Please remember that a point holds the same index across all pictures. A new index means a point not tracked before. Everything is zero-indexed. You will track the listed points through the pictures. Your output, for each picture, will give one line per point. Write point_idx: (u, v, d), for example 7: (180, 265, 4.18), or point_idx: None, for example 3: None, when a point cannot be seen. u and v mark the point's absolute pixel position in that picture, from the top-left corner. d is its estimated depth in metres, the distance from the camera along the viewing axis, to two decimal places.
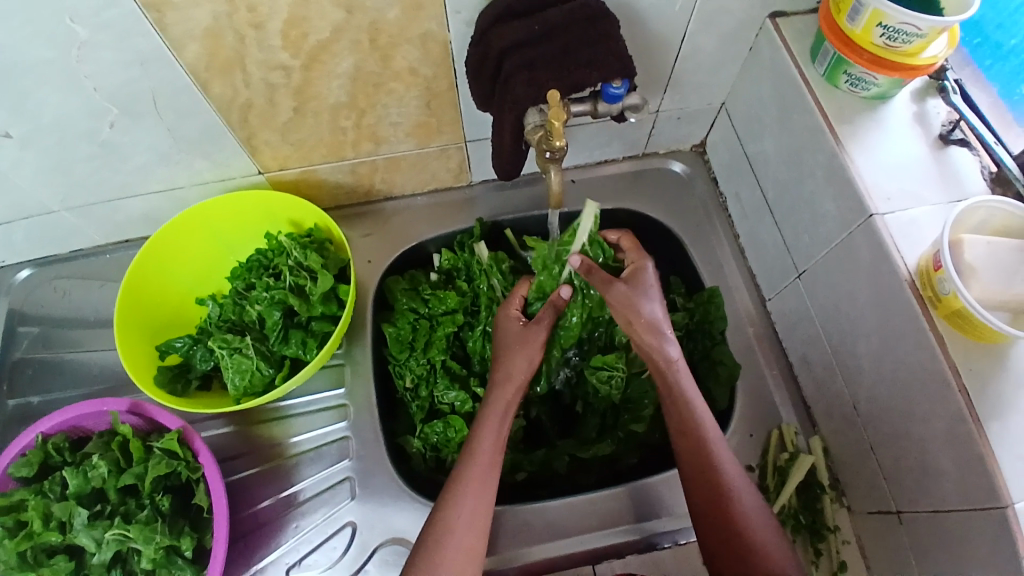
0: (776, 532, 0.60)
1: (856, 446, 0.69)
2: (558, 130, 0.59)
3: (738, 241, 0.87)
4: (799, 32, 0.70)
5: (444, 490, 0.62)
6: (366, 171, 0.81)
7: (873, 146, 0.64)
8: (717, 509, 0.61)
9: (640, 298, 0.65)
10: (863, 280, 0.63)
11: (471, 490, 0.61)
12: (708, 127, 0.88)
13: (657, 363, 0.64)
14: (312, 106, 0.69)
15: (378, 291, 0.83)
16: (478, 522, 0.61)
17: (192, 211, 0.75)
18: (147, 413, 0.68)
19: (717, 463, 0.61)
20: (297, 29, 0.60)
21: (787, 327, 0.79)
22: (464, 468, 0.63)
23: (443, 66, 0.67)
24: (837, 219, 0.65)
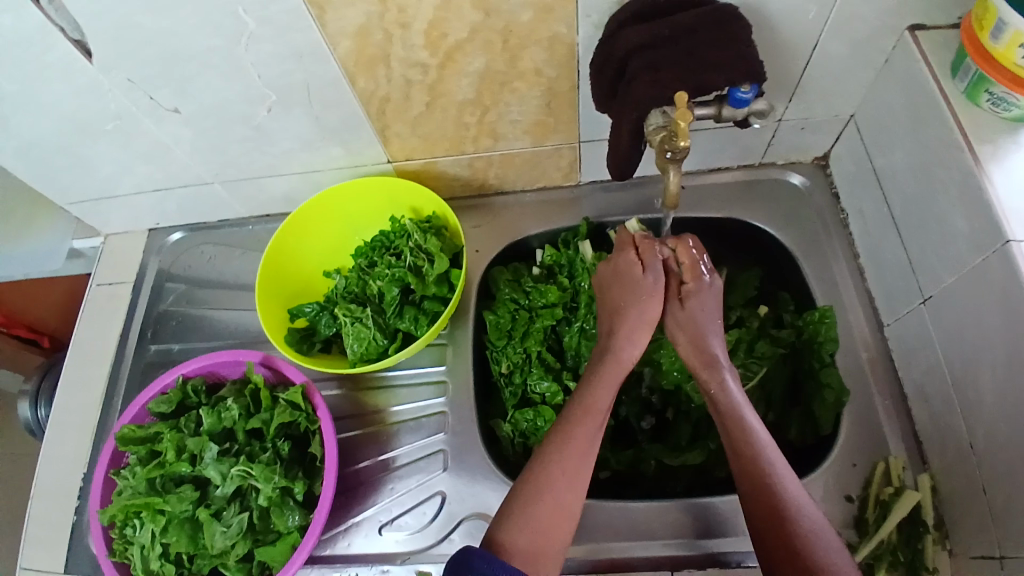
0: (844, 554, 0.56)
1: (970, 486, 0.65)
2: (683, 130, 0.59)
3: (856, 259, 0.83)
4: (937, 46, 0.67)
5: (505, 507, 0.60)
6: (482, 165, 0.85)
7: (1013, 167, 0.60)
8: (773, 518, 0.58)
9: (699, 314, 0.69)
10: (993, 309, 0.59)
11: (579, 433, 0.63)
12: (832, 140, 0.85)
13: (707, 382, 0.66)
14: (441, 101, 0.74)
15: (482, 281, 0.88)
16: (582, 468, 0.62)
17: (328, 192, 0.83)
18: (276, 366, 0.76)
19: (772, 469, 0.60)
20: (437, 30, 0.65)
21: (904, 354, 0.74)
22: (579, 412, 0.64)
23: (567, 68, 0.70)
24: (969, 240, 0.61)
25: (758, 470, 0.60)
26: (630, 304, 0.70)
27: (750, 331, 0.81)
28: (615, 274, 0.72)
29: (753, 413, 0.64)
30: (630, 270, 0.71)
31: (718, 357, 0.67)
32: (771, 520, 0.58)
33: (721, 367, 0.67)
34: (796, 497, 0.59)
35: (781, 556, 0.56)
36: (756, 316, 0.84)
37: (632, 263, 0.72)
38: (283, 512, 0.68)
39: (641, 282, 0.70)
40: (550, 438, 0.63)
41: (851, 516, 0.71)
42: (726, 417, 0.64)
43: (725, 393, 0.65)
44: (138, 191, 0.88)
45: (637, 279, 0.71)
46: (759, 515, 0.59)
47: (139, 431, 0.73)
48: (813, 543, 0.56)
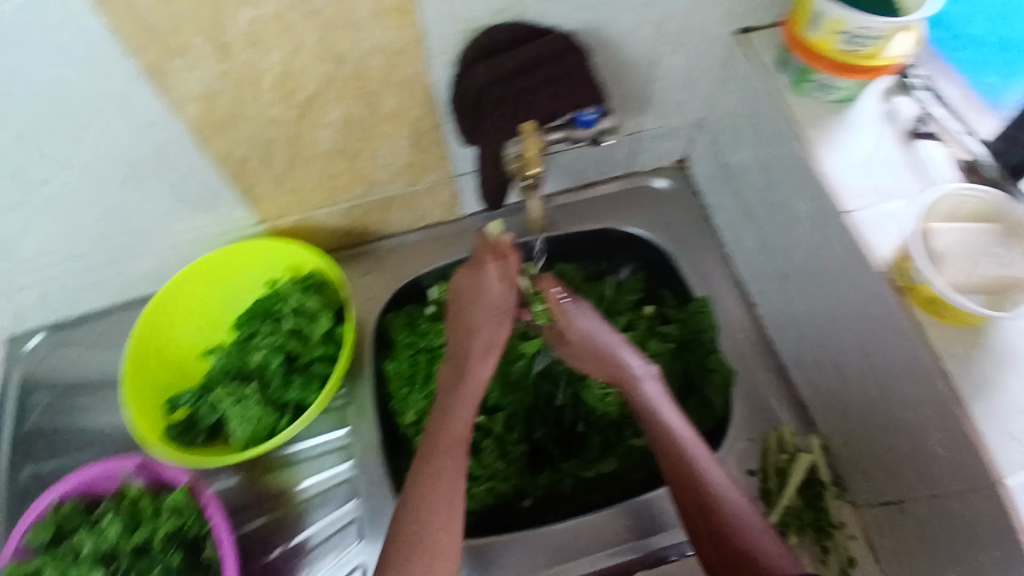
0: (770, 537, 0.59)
1: (852, 438, 0.72)
2: (532, 158, 0.65)
3: (723, 250, 0.90)
4: (765, 46, 0.73)
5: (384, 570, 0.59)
6: (360, 212, 0.84)
7: (844, 146, 0.66)
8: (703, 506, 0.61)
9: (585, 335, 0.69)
10: (839, 277, 0.66)
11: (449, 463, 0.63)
12: (684, 145, 0.92)
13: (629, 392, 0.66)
14: (305, 154, 0.72)
15: (377, 329, 0.85)
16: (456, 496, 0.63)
17: (196, 264, 0.78)
18: (156, 470, 0.71)
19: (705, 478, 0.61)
20: (289, 84, 0.64)
21: (777, 329, 0.81)
22: (443, 441, 0.65)
23: (428, 108, 0.71)
24: (810, 220, 0.68)
25: (687, 465, 0.62)
26: (483, 324, 0.69)
27: (640, 332, 0.85)
28: (476, 286, 0.69)
29: (677, 416, 0.65)
30: (492, 287, 0.69)
31: (631, 366, 0.67)
32: (701, 508, 0.61)
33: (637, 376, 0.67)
34: (717, 483, 0.61)
35: (709, 538, 0.60)
36: (644, 317, 0.88)
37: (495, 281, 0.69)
38: None
39: (502, 306, 0.69)
40: (420, 470, 0.64)
41: (757, 489, 0.77)
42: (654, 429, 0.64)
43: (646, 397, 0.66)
44: None
45: (498, 298, 0.69)
46: (690, 505, 0.61)
47: (13, 570, 0.63)
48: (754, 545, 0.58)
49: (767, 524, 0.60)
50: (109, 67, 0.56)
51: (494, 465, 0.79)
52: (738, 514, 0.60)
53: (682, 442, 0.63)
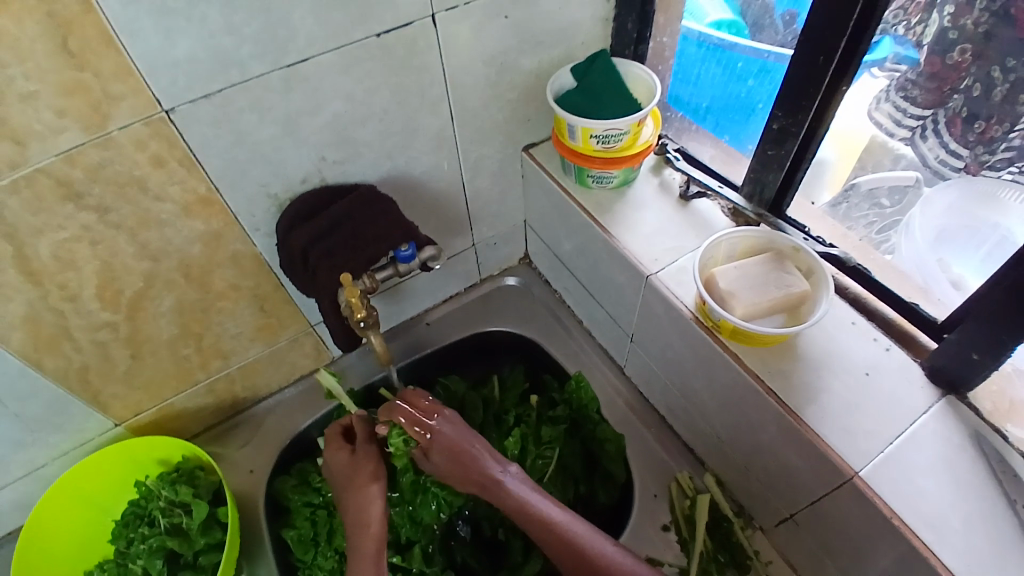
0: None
1: (735, 468, 0.76)
2: (357, 303, 0.68)
3: (583, 324, 0.96)
4: (549, 153, 0.85)
5: None
6: (223, 386, 0.83)
7: (632, 222, 0.77)
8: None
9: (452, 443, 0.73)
10: (669, 329, 0.73)
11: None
12: (522, 243, 1.00)
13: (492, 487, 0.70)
14: (147, 347, 0.72)
15: (269, 497, 0.82)
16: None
17: (57, 484, 0.72)
18: None
19: (585, 545, 0.63)
20: (111, 288, 0.65)
21: (646, 386, 0.87)
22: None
23: (262, 274, 0.74)
24: (631, 285, 0.76)
25: (575, 549, 0.63)
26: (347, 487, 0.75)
27: (531, 424, 0.89)
28: (331, 470, 0.77)
29: (541, 496, 0.68)
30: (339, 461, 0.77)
31: (490, 463, 0.71)
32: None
33: (497, 472, 0.71)
34: (607, 553, 0.62)
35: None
36: (533, 407, 0.92)
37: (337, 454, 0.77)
38: None
39: (355, 466, 0.76)
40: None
41: (675, 543, 0.78)
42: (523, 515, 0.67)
43: (506, 486, 0.69)
44: None
45: (348, 463, 0.77)
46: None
47: None
48: None
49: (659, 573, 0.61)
50: None
51: None
52: None
53: (551, 518, 0.66)
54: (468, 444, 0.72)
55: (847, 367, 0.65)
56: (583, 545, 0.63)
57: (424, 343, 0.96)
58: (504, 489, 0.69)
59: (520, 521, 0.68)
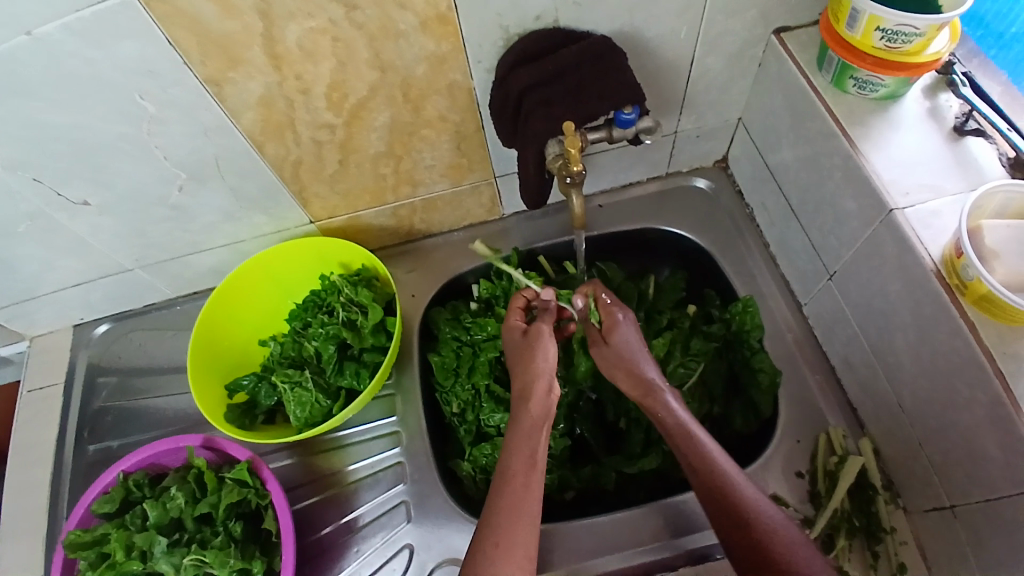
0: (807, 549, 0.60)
1: (905, 443, 0.69)
2: (575, 156, 0.64)
3: (768, 248, 0.88)
4: (803, 44, 0.73)
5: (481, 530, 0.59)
6: (406, 213, 0.87)
7: (887, 145, 0.66)
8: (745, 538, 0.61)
9: (629, 345, 0.72)
10: (891, 275, 0.64)
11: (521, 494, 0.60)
12: (727, 143, 0.90)
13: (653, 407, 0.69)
14: (354, 157, 0.75)
15: (423, 323, 0.89)
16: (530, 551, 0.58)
17: (255, 259, 0.81)
18: (219, 446, 0.74)
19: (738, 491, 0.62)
20: (339, 91, 0.67)
21: (825, 331, 0.79)
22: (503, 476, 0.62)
23: (470, 111, 0.73)
24: (859, 217, 0.67)
25: (720, 491, 0.63)
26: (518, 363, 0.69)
27: (683, 331, 0.85)
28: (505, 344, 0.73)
29: (704, 430, 0.67)
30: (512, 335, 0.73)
31: (661, 390, 0.69)
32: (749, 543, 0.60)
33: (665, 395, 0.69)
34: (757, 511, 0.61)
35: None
36: (689, 316, 0.87)
37: (513, 327, 0.73)
38: None
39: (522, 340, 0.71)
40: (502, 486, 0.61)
41: (806, 491, 0.74)
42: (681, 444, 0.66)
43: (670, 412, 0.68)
44: (61, 287, 0.84)
45: (515, 339, 0.72)
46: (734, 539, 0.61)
47: (86, 534, 0.67)
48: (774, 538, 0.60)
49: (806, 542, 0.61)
50: (173, 79, 0.61)
51: None
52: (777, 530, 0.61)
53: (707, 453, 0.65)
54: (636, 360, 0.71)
55: None
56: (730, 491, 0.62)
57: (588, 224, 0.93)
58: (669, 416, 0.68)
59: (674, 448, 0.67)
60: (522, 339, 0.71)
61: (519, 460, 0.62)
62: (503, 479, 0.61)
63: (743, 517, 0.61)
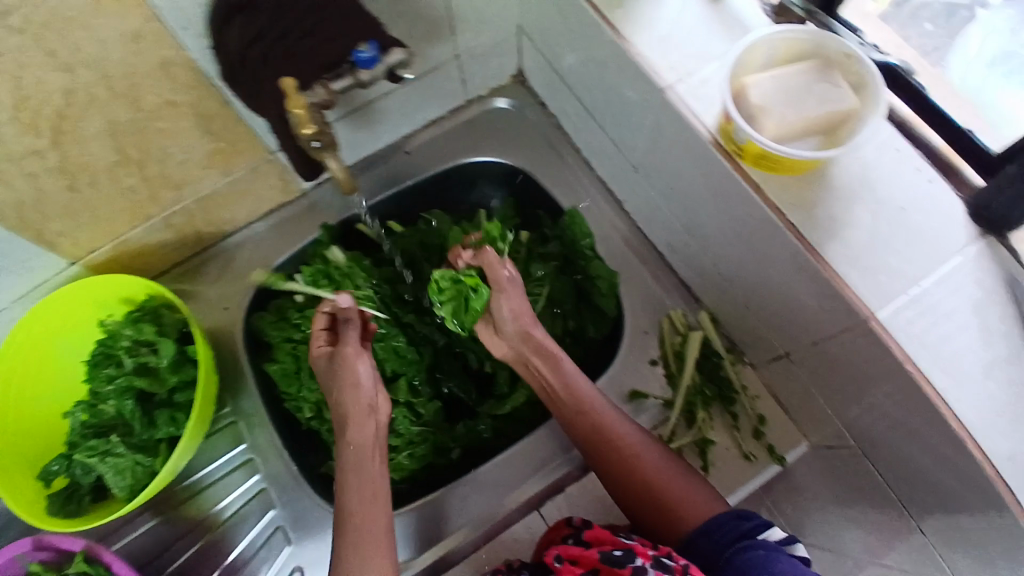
0: (669, 460, 0.65)
1: (733, 305, 0.72)
2: (303, 116, 0.56)
3: (579, 152, 0.86)
4: None
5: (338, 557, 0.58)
6: (183, 221, 0.76)
7: (652, 20, 0.63)
8: (625, 476, 0.64)
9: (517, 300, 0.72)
10: (684, 154, 0.64)
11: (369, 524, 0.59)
12: (517, 55, 0.85)
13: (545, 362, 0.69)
14: (85, 176, 0.63)
15: (247, 333, 0.79)
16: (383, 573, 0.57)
17: (16, 328, 0.67)
18: (51, 544, 0.64)
19: (612, 431, 0.65)
20: (21, 107, 0.54)
21: (646, 221, 0.79)
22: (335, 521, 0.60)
23: (202, 88, 0.62)
24: (642, 104, 0.65)
25: (593, 425, 0.66)
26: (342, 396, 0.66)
27: (520, 260, 0.82)
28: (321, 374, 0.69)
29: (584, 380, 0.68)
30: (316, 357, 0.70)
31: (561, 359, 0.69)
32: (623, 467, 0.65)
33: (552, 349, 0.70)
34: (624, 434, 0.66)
35: (631, 496, 0.64)
36: (523, 244, 0.84)
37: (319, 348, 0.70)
38: None
39: (328, 368, 0.68)
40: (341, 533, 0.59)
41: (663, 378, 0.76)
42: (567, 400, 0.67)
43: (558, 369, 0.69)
44: None
45: (322, 362, 0.69)
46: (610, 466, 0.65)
47: None
48: (646, 463, 0.65)
49: (668, 455, 0.66)
50: None
51: (410, 431, 0.76)
52: (643, 456, 0.65)
53: (588, 404, 0.67)
54: (503, 311, 0.72)
55: (880, 199, 0.56)
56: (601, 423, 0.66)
57: (404, 175, 0.87)
58: (557, 370, 0.68)
59: (557, 404, 0.68)
60: (330, 365, 0.68)
61: (352, 500, 0.60)
62: (339, 522, 0.60)
63: (611, 443, 0.65)
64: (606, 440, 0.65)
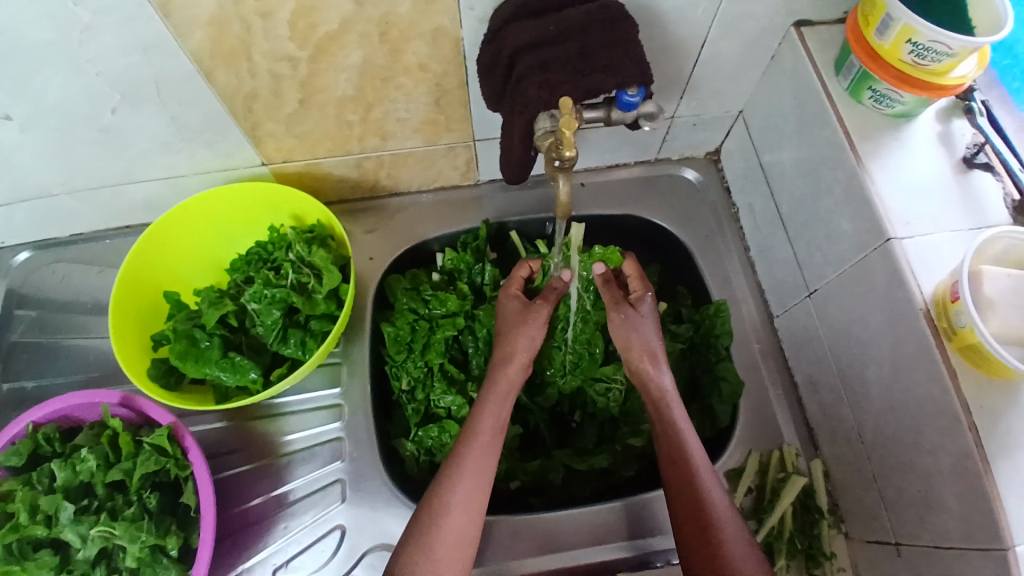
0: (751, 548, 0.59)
1: (859, 472, 0.68)
2: (569, 139, 0.53)
3: (748, 253, 0.84)
4: (824, 43, 0.67)
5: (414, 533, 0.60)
6: (371, 166, 0.79)
7: (894, 166, 0.62)
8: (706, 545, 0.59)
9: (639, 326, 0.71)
10: (875, 305, 0.62)
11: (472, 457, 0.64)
12: (723, 135, 0.84)
13: (650, 390, 0.68)
14: (318, 98, 0.66)
15: (379, 288, 0.83)
16: (479, 500, 0.62)
17: (194, 199, 0.72)
18: (138, 406, 0.66)
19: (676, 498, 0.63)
20: (306, 20, 0.57)
21: (794, 345, 0.76)
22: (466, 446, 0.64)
23: (454, 64, 0.64)
24: (853, 239, 0.64)
25: (690, 476, 0.63)
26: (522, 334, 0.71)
27: None
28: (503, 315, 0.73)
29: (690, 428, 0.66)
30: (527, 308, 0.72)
31: (662, 367, 0.69)
32: (689, 498, 0.62)
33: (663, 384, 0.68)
34: (708, 481, 0.62)
35: (686, 516, 0.61)
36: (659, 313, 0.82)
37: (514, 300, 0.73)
38: (155, 573, 0.60)
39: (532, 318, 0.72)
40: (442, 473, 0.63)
41: (750, 506, 0.73)
42: (667, 434, 0.65)
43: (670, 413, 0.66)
44: None
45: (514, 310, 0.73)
46: (677, 491, 0.63)
47: None
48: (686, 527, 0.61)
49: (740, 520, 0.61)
50: None
51: None
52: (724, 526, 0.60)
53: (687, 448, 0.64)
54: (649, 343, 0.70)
55: None
56: (695, 473, 0.62)
57: (551, 204, 0.86)
58: (660, 400, 0.68)
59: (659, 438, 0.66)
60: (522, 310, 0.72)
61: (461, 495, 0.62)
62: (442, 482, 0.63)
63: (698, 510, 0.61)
64: (692, 483, 0.62)
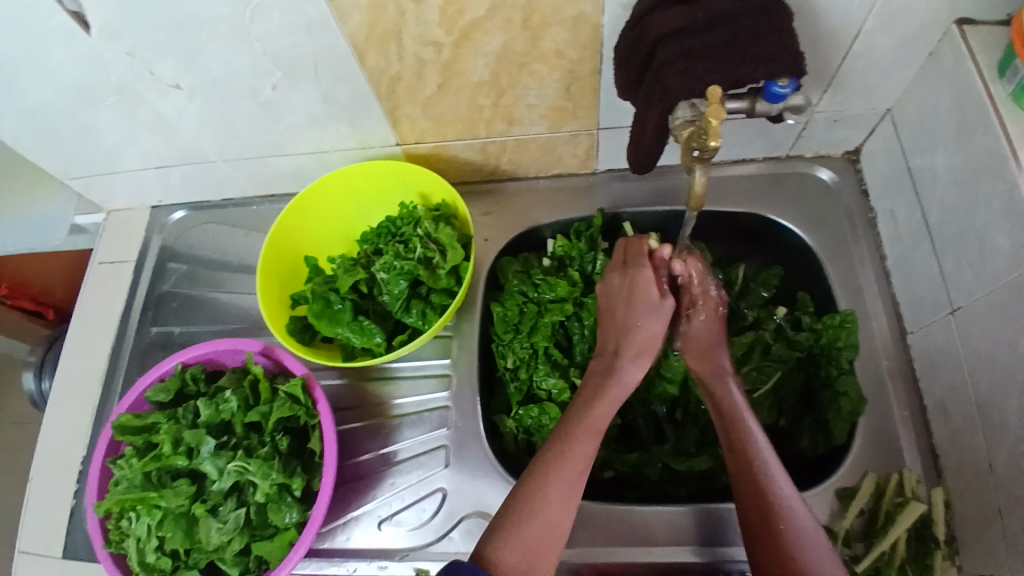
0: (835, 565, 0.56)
1: (983, 506, 0.62)
2: (714, 129, 0.52)
3: (883, 261, 0.79)
4: (988, 42, 0.62)
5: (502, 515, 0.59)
6: (495, 150, 0.81)
7: None
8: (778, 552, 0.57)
9: (714, 339, 0.69)
10: None
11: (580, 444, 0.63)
12: (867, 134, 0.79)
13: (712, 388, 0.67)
14: (455, 82, 0.69)
15: (491, 269, 0.85)
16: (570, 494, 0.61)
17: (334, 173, 0.78)
18: (277, 356, 0.73)
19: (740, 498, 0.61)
20: (455, 6, 0.60)
21: (928, 367, 0.71)
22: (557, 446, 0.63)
23: (591, 50, 0.65)
24: (1012, 256, 0.58)
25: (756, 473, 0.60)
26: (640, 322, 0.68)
27: (767, 334, 0.79)
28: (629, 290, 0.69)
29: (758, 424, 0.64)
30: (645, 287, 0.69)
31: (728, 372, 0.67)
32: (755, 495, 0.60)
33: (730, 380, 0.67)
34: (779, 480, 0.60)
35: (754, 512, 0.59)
36: (775, 318, 0.80)
37: (648, 282, 0.69)
38: (280, 508, 0.66)
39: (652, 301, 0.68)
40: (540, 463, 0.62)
41: (861, 527, 0.69)
42: (730, 427, 0.64)
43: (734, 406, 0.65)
44: (143, 167, 0.85)
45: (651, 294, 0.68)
46: (743, 488, 0.61)
47: (137, 420, 0.70)
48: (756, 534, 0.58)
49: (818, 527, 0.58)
50: None
51: None
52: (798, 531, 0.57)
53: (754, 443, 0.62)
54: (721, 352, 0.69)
55: None
56: (765, 476, 0.60)
57: (669, 196, 0.85)
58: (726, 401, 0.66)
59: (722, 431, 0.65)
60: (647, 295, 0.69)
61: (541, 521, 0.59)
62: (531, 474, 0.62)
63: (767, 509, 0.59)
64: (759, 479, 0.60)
